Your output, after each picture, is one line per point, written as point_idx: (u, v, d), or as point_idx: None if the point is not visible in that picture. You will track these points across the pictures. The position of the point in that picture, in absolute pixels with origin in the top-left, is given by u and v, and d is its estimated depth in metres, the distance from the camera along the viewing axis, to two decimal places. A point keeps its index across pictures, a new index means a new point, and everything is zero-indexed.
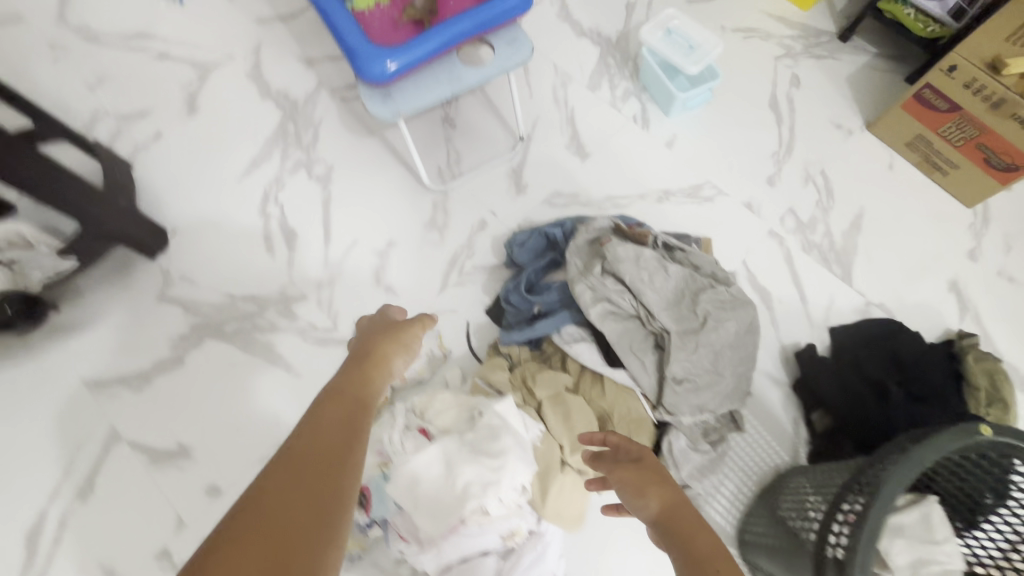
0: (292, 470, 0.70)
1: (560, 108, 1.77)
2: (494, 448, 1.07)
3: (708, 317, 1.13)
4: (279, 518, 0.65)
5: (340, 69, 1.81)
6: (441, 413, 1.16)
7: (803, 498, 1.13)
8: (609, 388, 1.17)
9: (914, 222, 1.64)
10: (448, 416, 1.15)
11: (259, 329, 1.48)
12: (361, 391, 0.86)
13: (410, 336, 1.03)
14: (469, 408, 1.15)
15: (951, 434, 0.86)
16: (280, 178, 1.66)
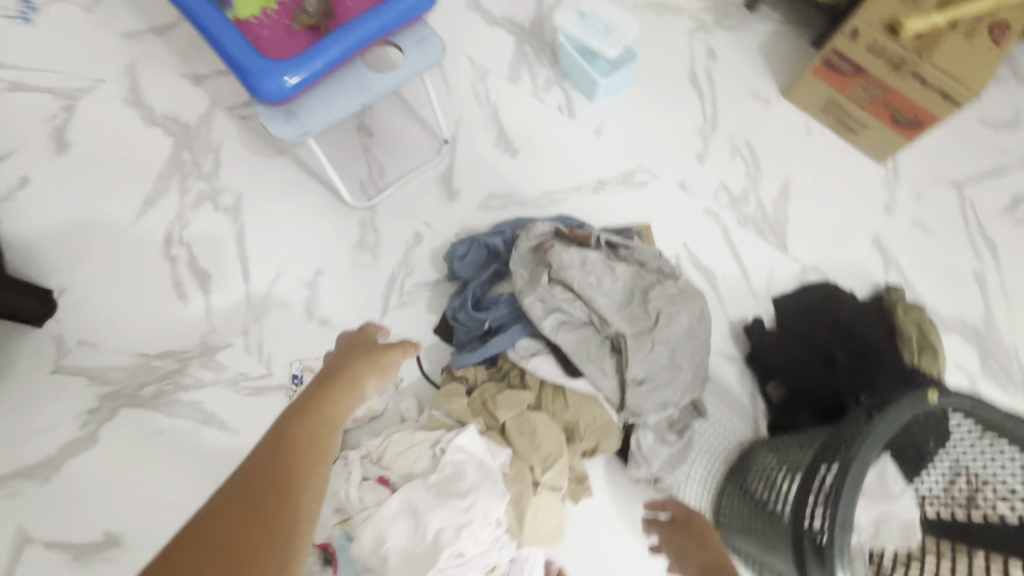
0: (249, 494, 0.64)
1: (482, 105, 1.69)
2: (462, 487, 1.00)
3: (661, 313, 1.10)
4: (206, 553, 0.59)
5: (233, 84, 1.63)
6: (400, 456, 1.07)
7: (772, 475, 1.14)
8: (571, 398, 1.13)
9: (835, 184, 1.70)
10: (407, 458, 1.06)
11: (182, 388, 1.33)
12: (331, 414, 0.78)
13: (391, 360, 0.93)
14: (431, 444, 1.07)
15: (902, 404, 0.88)
16: (182, 214, 1.48)
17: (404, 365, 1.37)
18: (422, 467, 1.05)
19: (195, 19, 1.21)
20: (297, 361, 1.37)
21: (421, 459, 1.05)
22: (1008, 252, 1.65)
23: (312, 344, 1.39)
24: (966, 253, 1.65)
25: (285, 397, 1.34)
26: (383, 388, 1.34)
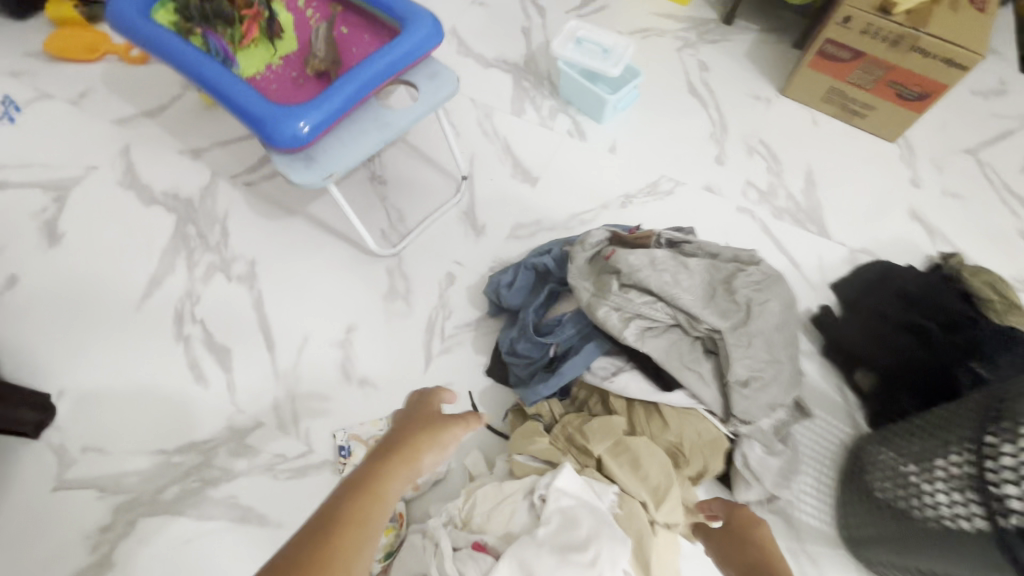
0: (376, 476, 0.69)
1: (492, 140, 1.65)
2: (580, 537, 0.83)
3: (751, 302, 0.99)
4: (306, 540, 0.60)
5: (235, 154, 1.57)
6: (493, 515, 0.92)
7: (907, 475, 0.98)
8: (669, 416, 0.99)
9: (856, 166, 1.68)
10: (502, 516, 0.91)
11: (212, 482, 1.14)
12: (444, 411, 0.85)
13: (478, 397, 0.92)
14: (526, 493, 0.92)
15: None
16: (192, 290, 1.35)
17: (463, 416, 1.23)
18: (523, 522, 0.90)
19: (202, 76, 1.16)
20: (341, 431, 1.20)
21: (519, 512, 0.91)
22: None
23: (354, 409, 1.23)
24: (1004, 213, 1.62)
25: (333, 474, 1.16)
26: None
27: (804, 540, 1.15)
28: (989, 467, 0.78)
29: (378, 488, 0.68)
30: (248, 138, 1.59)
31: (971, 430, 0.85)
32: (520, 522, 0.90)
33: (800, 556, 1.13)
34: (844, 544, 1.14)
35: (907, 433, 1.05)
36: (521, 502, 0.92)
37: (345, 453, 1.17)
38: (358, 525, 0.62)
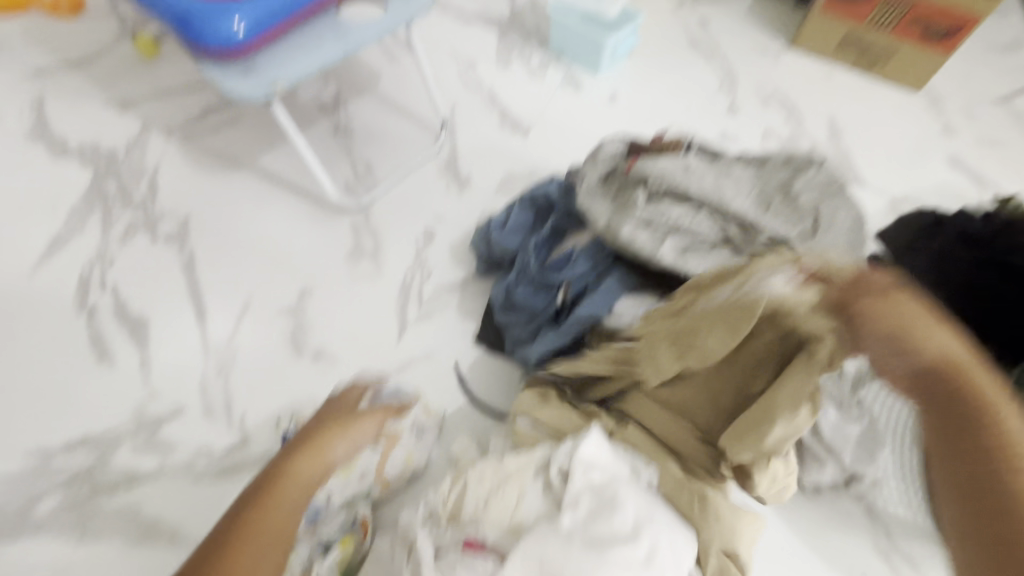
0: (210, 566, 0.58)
1: (475, 91, 1.44)
2: None
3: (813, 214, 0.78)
4: None
5: (171, 103, 1.32)
6: (492, 505, 0.71)
7: None
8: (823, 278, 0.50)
9: (883, 115, 1.51)
10: (505, 505, 0.71)
11: (107, 489, 0.85)
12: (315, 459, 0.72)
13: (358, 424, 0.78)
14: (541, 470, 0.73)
15: None
16: (105, 253, 1.09)
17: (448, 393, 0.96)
18: (533, 510, 0.70)
19: None
20: (287, 415, 0.92)
21: (527, 498, 0.71)
22: None
23: (305, 389, 0.96)
24: None
25: None
26: (419, 429, 0.87)
27: (894, 534, 0.88)
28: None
29: (303, 468, 0.71)
30: (187, 87, 1.35)
31: None
32: (530, 511, 0.70)
33: (893, 557, 0.87)
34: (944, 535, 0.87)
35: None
36: (529, 486, 0.72)
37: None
38: (286, 504, 0.67)
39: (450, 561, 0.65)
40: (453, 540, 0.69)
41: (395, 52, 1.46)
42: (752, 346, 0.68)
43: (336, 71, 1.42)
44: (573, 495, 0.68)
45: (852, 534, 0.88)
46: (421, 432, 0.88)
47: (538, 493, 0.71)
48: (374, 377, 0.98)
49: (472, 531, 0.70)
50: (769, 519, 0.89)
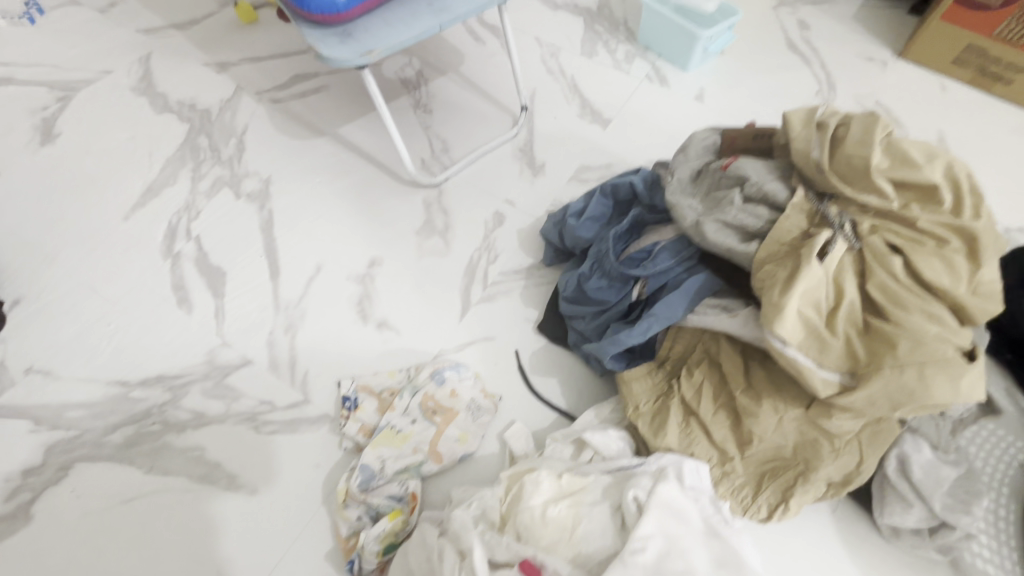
0: None
1: (557, 78, 1.41)
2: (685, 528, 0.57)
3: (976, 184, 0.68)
4: None
5: (264, 69, 1.36)
6: (550, 522, 0.68)
7: None
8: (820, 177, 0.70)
9: (1002, 138, 1.37)
10: (562, 524, 0.68)
11: (174, 427, 0.88)
12: None
13: None
14: (615, 501, 0.69)
15: None
16: (192, 205, 1.13)
17: (505, 378, 0.95)
18: (594, 537, 0.67)
19: None
20: (346, 378, 0.93)
21: (586, 521, 0.68)
22: None
23: (365, 357, 0.96)
24: None
25: (331, 432, 0.89)
26: (476, 409, 0.89)
27: None
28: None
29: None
30: (280, 54, 1.39)
31: None
32: (590, 531, 0.67)
33: None
34: None
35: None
36: (588, 509, 0.69)
37: (350, 406, 0.89)
38: None
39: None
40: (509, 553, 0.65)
41: (480, 35, 1.45)
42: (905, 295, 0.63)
43: (421, 49, 1.43)
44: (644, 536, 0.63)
45: None
46: (477, 414, 0.89)
47: (601, 516, 0.68)
48: (433, 353, 0.97)
49: (531, 553, 0.64)
50: (841, 558, 0.82)
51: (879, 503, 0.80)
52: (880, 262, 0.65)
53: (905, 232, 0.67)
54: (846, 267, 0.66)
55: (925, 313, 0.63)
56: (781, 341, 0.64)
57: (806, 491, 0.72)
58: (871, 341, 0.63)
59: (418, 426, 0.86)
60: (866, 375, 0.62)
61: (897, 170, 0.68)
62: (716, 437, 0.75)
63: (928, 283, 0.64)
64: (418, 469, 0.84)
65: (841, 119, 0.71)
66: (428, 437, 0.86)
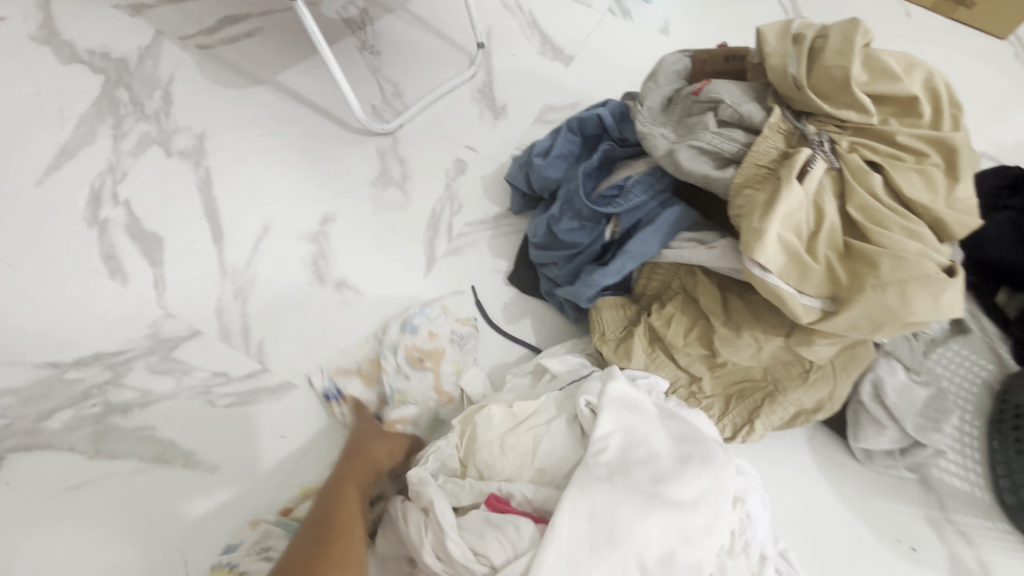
0: None
1: (514, 14, 1.31)
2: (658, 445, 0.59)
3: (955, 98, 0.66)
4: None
5: (186, 11, 1.21)
6: (509, 451, 0.64)
7: None
8: (799, 94, 0.66)
9: (965, 63, 1.36)
10: (523, 450, 0.64)
11: (119, 407, 0.81)
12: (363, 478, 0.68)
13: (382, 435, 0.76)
14: (568, 407, 0.67)
15: None
16: (117, 165, 1.02)
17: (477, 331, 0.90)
18: (556, 452, 0.64)
19: None
20: (309, 344, 0.88)
21: (546, 441, 0.64)
22: None
23: (326, 320, 0.90)
24: None
25: (295, 401, 0.83)
26: (459, 340, 0.87)
27: (948, 507, 0.82)
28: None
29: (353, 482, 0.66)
30: None
31: None
32: (550, 450, 0.64)
33: (946, 529, 0.81)
34: (1004, 510, 0.81)
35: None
36: (545, 428, 0.66)
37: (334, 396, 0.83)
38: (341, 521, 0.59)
39: (476, 524, 0.58)
40: (474, 497, 0.61)
41: None
42: (885, 216, 0.61)
43: None
44: (604, 433, 0.60)
45: (903, 504, 0.82)
46: (463, 365, 0.85)
47: (559, 432, 0.65)
48: (399, 310, 0.92)
49: (495, 487, 0.61)
50: (817, 482, 0.83)
51: (853, 428, 0.82)
52: (859, 182, 0.63)
53: (883, 150, 0.64)
54: (824, 189, 0.64)
55: (903, 232, 0.61)
56: (761, 268, 0.62)
57: (771, 412, 0.71)
58: (853, 263, 0.61)
59: (414, 380, 0.83)
60: (848, 298, 0.60)
61: (876, 83, 0.64)
62: (689, 366, 0.74)
63: (907, 199, 0.62)
64: (438, 415, 0.82)
65: (818, 29, 0.67)
66: (429, 384, 0.83)
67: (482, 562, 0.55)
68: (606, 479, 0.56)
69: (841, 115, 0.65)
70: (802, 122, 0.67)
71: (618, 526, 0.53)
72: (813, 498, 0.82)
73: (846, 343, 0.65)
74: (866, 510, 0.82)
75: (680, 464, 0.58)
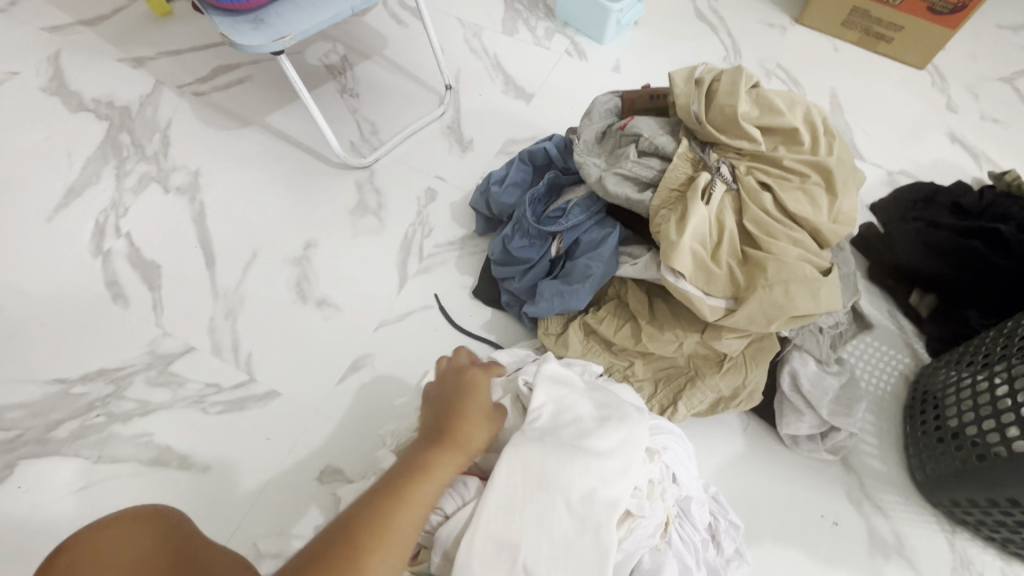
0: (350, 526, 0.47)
1: (480, 58, 1.46)
2: (586, 413, 0.66)
3: (830, 128, 0.79)
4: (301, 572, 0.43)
5: (183, 63, 1.35)
6: None
7: (960, 384, 0.87)
8: (702, 130, 0.79)
9: (887, 91, 1.51)
10: None
11: (121, 417, 0.90)
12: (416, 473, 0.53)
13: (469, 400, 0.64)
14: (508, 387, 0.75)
15: None
16: (119, 202, 1.13)
17: (444, 340, 1.00)
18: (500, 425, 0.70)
19: None
20: (293, 356, 0.98)
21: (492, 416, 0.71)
22: None
23: (308, 334, 1.00)
24: None
25: (279, 407, 0.93)
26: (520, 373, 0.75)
27: (867, 485, 0.92)
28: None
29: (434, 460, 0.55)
30: (199, 47, 1.37)
31: None
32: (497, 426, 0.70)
33: (864, 505, 0.90)
34: (916, 486, 0.91)
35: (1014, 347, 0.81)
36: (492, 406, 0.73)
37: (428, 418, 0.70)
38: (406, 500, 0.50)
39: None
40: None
41: (403, 18, 1.48)
42: (773, 227, 0.73)
43: (344, 35, 1.45)
44: (537, 405, 0.67)
45: (826, 485, 0.92)
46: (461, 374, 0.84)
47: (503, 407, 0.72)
48: (374, 323, 1.02)
49: None
50: (750, 468, 0.93)
51: (779, 417, 0.91)
52: (753, 199, 0.75)
53: (772, 171, 0.76)
54: (725, 206, 0.75)
55: (788, 240, 0.73)
56: (674, 276, 0.73)
57: (692, 398, 0.82)
58: (749, 268, 0.72)
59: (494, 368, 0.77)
60: (745, 297, 0.71)
61: (763, 118, 0.77)
62: (621, 357, 0.86)
63: (792, 214, 0.74)
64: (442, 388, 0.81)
65: (715, 74, 0.80)
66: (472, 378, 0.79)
67: (437, 512, 0.61)
68: (536, 440, 0.63)
69: (736, 145, 0.77)
70: (706, 151, 0.79)
71: (546, 472, 0.59)
72: (746, 481, 0.92)
73: (751, 337, 0.76)
74: (794, 491, 0.91)
75: (600, 422, 0.65)
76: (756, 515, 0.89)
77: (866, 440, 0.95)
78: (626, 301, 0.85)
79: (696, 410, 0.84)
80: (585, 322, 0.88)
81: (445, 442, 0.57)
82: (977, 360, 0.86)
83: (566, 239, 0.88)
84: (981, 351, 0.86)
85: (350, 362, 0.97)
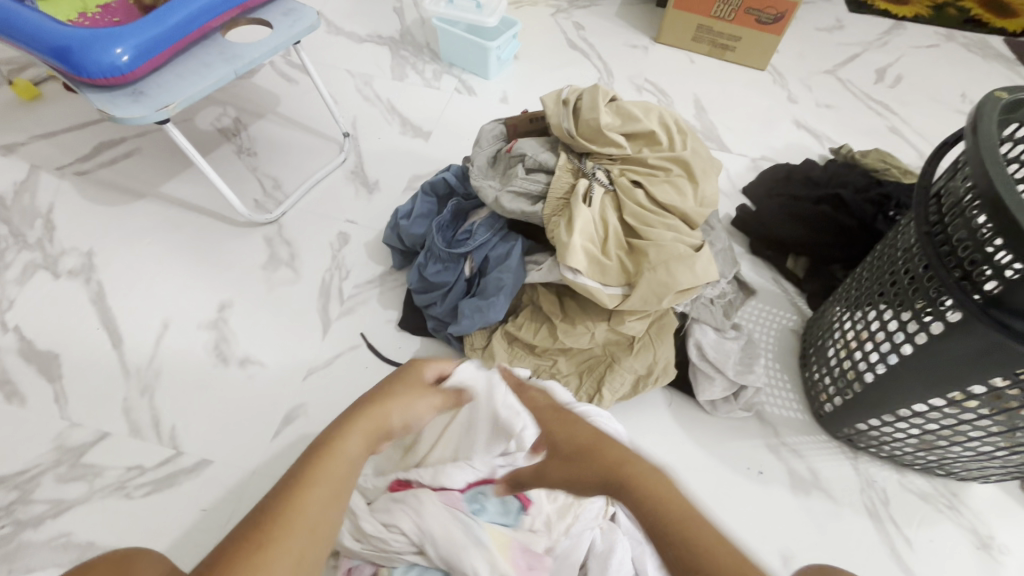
0: (299, 491, 0.46)
1: (375, 104, 1.52)
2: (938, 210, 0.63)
3: (683, 127, 0.91)
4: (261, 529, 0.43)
5: (61, 144, 1.30)
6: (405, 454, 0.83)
7: (837, 324, 1.01)
8: (576, 145, 0.89)
9: (739, 92, 1.73)
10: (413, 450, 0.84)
11: (31, 521, 0.83)
12: (329, 468, 0.49)
13: (384, 397, 0.60)
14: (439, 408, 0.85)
15: (918, 198, 0.80)
16: (3, 295, 1.06)
17: (377, 374, 1.02)
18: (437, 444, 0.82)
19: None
20: (220, 419, 0.95)
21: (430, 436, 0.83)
22: (905, 107, 1.74)
23: (235, 395, 0.98)
24: (872, 113, 1.71)
25: (211, 473, 0.89)
26: None
27: (781, 433, 1.03)
28: (980, 225, 0.68)
29: (350, 449, 0.52)
30: (76, 125, 1.33)
31: (875, 285, 0.91)
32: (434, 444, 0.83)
33: (781, 450, 1.01)
34: (820, 424, 1.03)
35: (862, 289, 0.95)
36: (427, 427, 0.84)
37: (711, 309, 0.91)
38: (335, 473, 0.49)
39: (384, 505, 0.73)
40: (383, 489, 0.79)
41: (292, 76, 1.52)
42: (650, 217, 0.82)
43: (234, 98, 1.46)
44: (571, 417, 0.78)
45: (747, 440, 1.01)
46: None
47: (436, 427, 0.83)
48: (303, 372, 1.01)
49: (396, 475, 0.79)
50: (680, 436, 1.01)
51: (695, 386, 1.01)
52: (628, 196, 0.84)
53: (640, 168, 0.86)
54: (606, 206, 0.84)
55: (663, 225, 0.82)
56: (573, 272, 0.81)
57: (614, 383, 0.90)
58: (635, 257, 0.81)
59: None
60: (635, 282, 0.80)
61: (626, 126, 0.88)
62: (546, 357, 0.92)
63: (663, 204, 0.84)
64: None
65: (579, 94, 0.91)
66: None
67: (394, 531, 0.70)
68: None
69: (606, 152, 0.87)
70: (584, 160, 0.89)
71: None
72: (679, 450, 1.00)
73: (651, 317, 0.86)
74: (720, 450, 1.00)
75: None
76: (697, 484, 0.97)
77: (772, 392, 1.07)
78: (540, 304, 0.93)
79: (619, 392, 0.91)
80: (506, 331, 0.94)
81: (368, 412, 0.57)
82: (848, 298, 1.00)
83: (477, 259, 0.95)
84: (848, 291, 1.00)
85: (282, 415, 0.96)
